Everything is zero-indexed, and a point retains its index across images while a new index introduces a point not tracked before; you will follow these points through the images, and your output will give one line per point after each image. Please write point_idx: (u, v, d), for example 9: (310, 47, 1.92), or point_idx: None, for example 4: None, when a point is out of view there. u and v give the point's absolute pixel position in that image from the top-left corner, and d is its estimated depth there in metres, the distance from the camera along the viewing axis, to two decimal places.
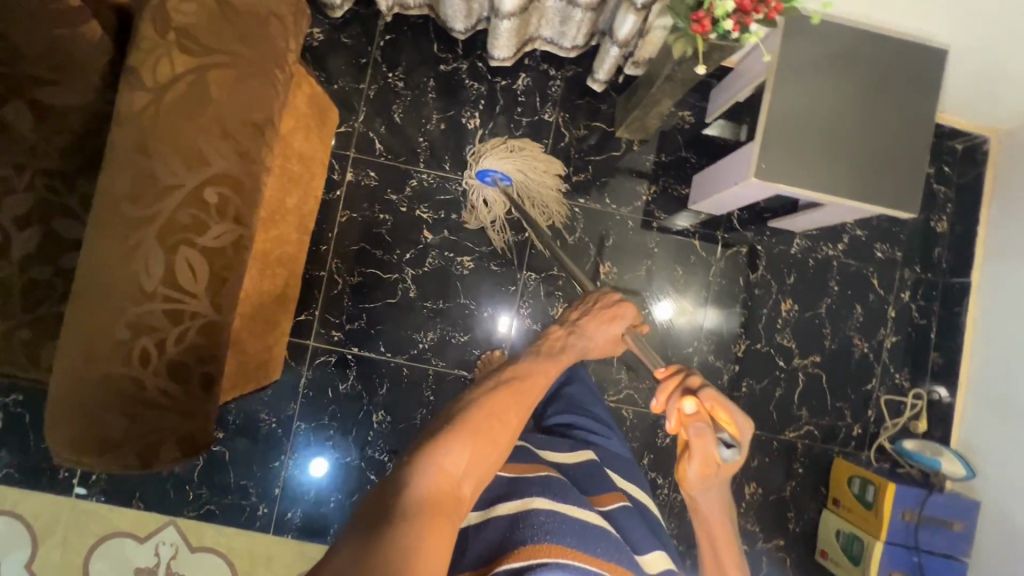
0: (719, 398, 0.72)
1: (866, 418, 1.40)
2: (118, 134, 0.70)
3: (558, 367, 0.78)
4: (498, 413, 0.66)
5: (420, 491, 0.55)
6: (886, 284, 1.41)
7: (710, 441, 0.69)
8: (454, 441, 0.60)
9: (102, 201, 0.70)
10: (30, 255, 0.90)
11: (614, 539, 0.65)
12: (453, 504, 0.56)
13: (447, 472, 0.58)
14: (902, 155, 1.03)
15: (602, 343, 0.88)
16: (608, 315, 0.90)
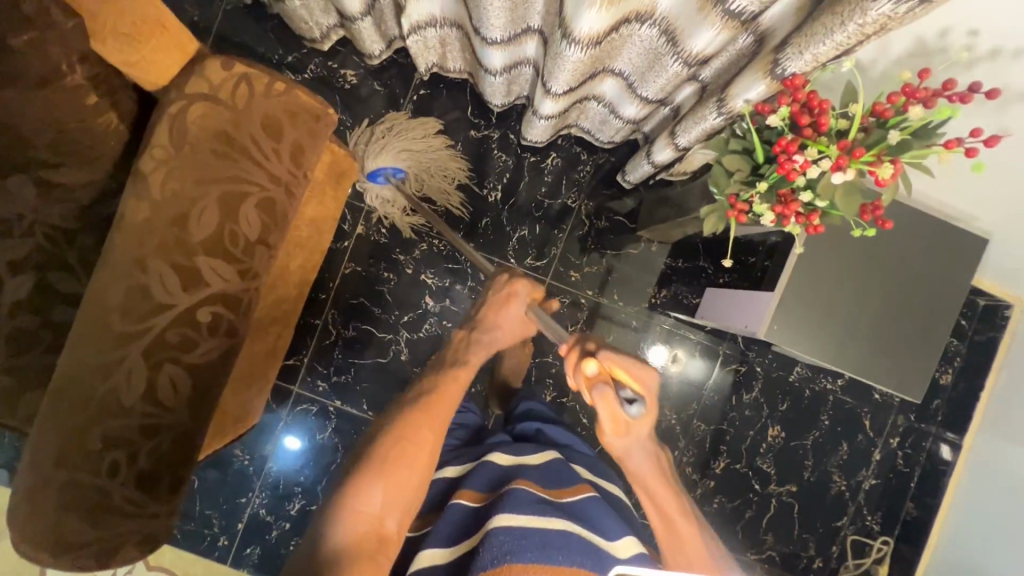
0: (617, 357, 0.70)
1: (829, 552, 1.40)
2: (116, 244, 0.68)
3: (465, 375, 0.79)
4: (409, 435, 0.70)
5: (341, 538, 0.62)
6: (877, 426, 1.39)
7: (614, 402, 0.67)
8: (369, 480, 0.66)
9: (91, 309, 0.68)
10: (19, 302, 0.88)
11: (578, 540, 0.68)
12: (378, 545, 0.63)
13: (365, 513, 0.64)
14: (917, 316, 1.01)
15: (507, 332, 0.86)
16: (502, 298, 0.86)
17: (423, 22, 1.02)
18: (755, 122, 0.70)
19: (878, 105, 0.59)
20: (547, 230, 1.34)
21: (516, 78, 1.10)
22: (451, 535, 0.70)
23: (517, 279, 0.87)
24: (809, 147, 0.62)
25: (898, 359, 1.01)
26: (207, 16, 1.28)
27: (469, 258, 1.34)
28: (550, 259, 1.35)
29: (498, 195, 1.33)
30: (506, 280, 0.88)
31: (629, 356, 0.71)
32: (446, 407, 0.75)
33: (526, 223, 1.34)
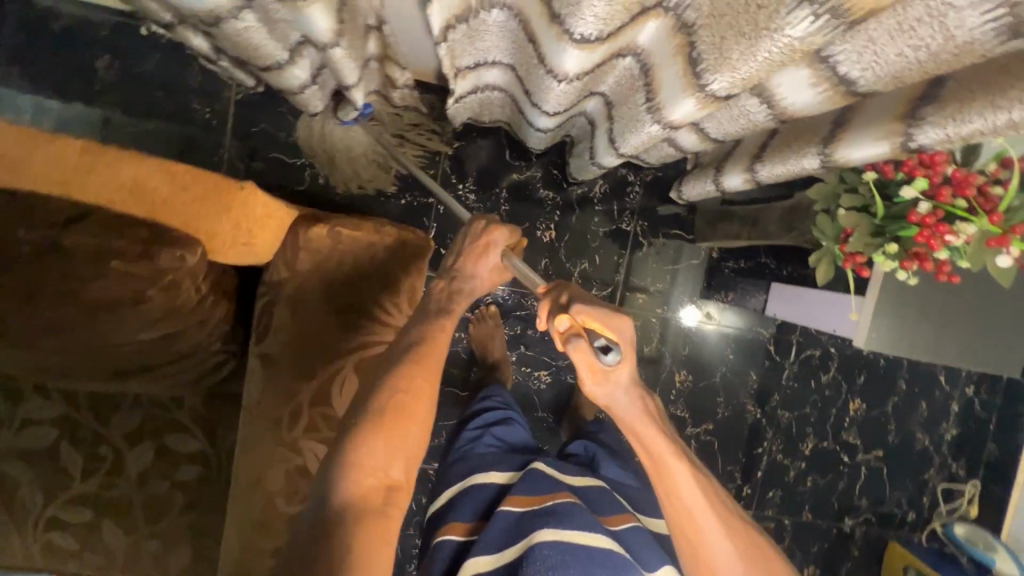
0: (589, 306, 0.59)
1: (920, 503, 1.47)
2: (258, 432, 0.68)
3: (452, 323, 0.67)
4: (398, 392, 0.61)
5: (347, 492, 0.57)
6: (952, 380, 1.43)
7: (591, 357, 0.56)
8: (368, 436, 0.59)
9: (250, 498, 0.69)
10: (145, 470, 0.89)
11: (617, 560, 0.70)
12: (384, 495, 0.58)
13: (365, 467, 0.58)
14: (998, 305, 1.01)
15: (488, 282, 0.70)
16: (480, 249, 0.69)
17: (468, 91, 0.97)
18: (877, 182, 0.70)
19: (1013, 161, 0.60)
20: (607, 258, 1.33)
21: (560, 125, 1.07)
22: (499, 540, 0.74)
23: (495, 226, 0.70)
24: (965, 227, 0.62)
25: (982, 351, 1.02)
26: (218, 110, 1.21)
27: (536, 302, 1.33)
28: (615, 287, 1.33)
29: (553, 235, 1.30)
30: (481, 228, 0.70)
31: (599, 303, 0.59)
32: (437, 353, 0.64)
33: (586, 256, 1.32)
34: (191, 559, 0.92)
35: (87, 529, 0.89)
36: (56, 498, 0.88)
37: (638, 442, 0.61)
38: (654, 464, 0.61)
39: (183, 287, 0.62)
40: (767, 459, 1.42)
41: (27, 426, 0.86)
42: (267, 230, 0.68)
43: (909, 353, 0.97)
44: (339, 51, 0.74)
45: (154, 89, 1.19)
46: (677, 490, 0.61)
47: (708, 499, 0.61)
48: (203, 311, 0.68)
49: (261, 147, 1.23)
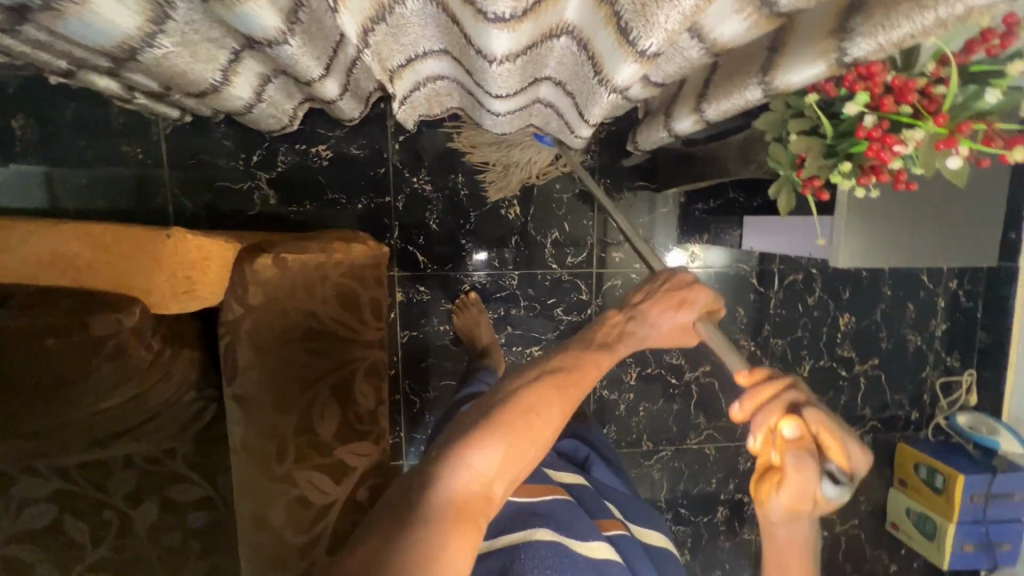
0: (825, 418, 0.47)
1: (921, 402, 1.51)
2: (247, 471, 0.67)
3: (611, 361, 0.59)
4: (540, 402, 0.52)
5: (446, 494, 0.48)
6: (936, 277, 1.45)
7: (813, 477, 0.45)
8: (484, 442, 0.50)
9: (255, 534, 0.69)
10: (153, 526, 0.89)
11: (616, 566, 0.70)
12: (483, 509, 0.49)
13: (475, 476, 0.49)
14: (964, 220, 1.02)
15: (664, 340, 0.62)
16: (676, 298, 0.63)
17: (411, 90, 0.92)
18: (817, 103, 0.68)
19: (953, 56, 0.57)
20: (577, 223, 1.31)
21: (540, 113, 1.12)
22: (492, 533, 0.72)
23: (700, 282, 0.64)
24: (909, 134, 0.60)
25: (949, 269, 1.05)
26: (150, 149, 1.16)
27: (514, 281, 1.32)
28: (589, 250, 1.33)
29: (517, 211, 1.28)
30: (677, 282, 0.65)
31: (835, 415, 0.48)
32: (588, 382, 0.56)
33: (555, 225, 1.30)
34: None
35: None
36: (71, 571, 0.88)
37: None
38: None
39: (129, 348, 0.69)
40: None
41: (24, 507, 0.85)
42: (208, 269, 0.74)
43: (884, 263, 0.99)
44: (288, 48, 0.65)
45: (77, 140, 1.13)
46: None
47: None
48: (162, 365, 0.74)
49: (202, 177, 1.19)
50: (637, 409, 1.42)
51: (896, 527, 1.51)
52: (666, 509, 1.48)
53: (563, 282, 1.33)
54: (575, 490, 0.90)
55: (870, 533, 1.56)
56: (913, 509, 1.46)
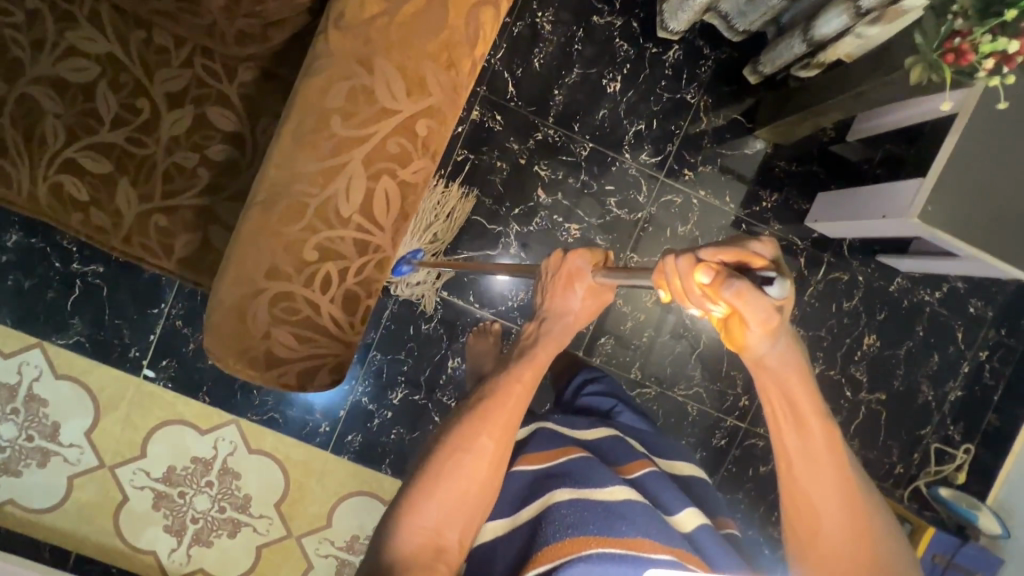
0: (721, 247, 0.54)
1: (911, 459, 1.45)
2: (333, 40, 0.65)
3: (532, 372, 0.73)
4: (461, 443, 0.66)
5: (402, 551, 0.60)
6: (969, 339, 1.42)
7: (753, 294, 0.52)
8: (427, 495, 0.63)
9: (306, 109, 0.65)
10: (177, 137, 0.85)
11: (642, 508, 0.64)
12: (437, 556, 0.61)
13: (425, 526, 0.62)
14: None
15: (582, 313, 0.79)
16: (565, 279, 0.79)
17: None
18: None
19: None
20: (663, 126, 1.33)
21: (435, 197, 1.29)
22: (511, 506, 0.70)
23: (572, 252, 0.79)
24: None
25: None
26: None
27: (584, 151, 1.32)
28: (665, 156, 1.33)
29: (618, 88, 1.30)
30: (560, 261, 0.80)
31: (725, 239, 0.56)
32: (507, 406, 0.69)
33: (643, 118, 1.32)
34: (199, 246, 0.87)
35: (101, 184, 0.84)
36: (76, 142, 0.83)
37: (776, 385, 0.59)
38: (785, 402, 0.59)
39: None
40: None
41: (67, 55, 0.82)
42: None
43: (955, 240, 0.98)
44: None
45: None
46: (809, 433, 0.59)
47: (825, 433, 0.59)
48: None
49: None
50: (641, 333, 1.37)
51: None
52: None
53: (627, 175, 1.33)
54: (592, 444, 0.82)
55: None
56: None
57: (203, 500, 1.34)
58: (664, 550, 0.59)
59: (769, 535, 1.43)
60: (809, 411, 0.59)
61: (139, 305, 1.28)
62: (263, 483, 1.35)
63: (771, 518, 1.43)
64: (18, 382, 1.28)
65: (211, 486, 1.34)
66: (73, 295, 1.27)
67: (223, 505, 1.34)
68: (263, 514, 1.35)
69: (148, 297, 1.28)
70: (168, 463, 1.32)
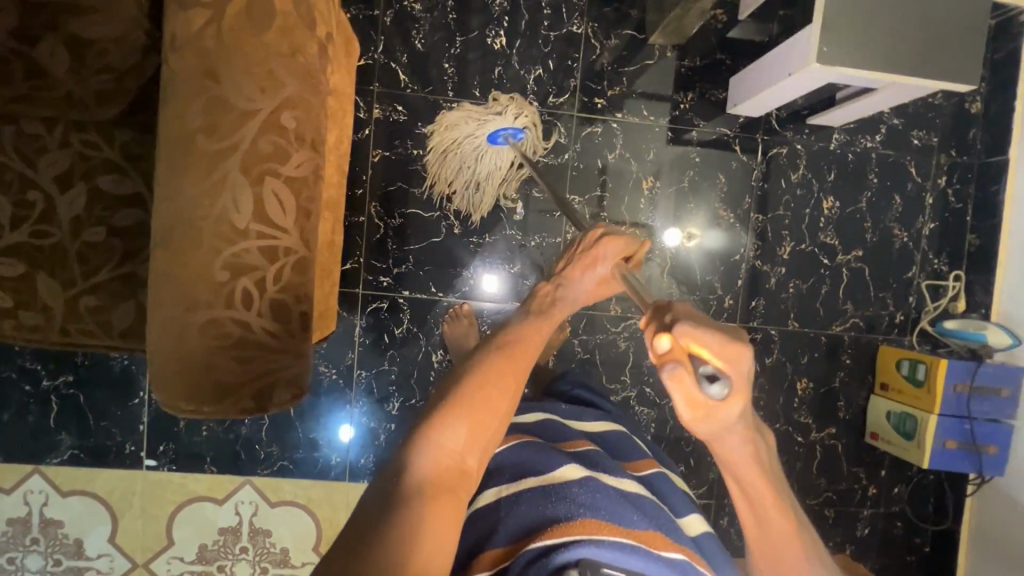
0: (696, 329, 0.48)
1: (907, 304, 1.44)
2: (175, 63, 0.65)
3: (548, 327, 0.69)
4: (494, 374, 0.60)
5: (422, 471, 0.53)
6: (924, 171, 1.42)
7: (689, 385, 0.46)
8: (454, 423, 0.56)
9: (172, 137, 0.65)
10: (79, 217, 0.85)
11: (651, 504, 0.66)
12: (460, 481, 0.55)
13: (449, 450, 0.55)
14: (945, 29, 0.99)
15: (588, 296, 0.77)
16: (588, 259, 0.77)
17: None
18: None
19: None
20: (560, 64, 1.32)
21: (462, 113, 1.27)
22: (515, 475, 0.67)
23: (608, 237, 0.77)
24: None
25: (926, 54, 0.99)
26: None
27: None
28: (571, 93, 1.33)
29: (503, 42, 1.31)
30: (595, 240, 0.78)
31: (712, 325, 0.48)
32: (530, 351, 0.64)
33: (539, 62, 1.32)
34: (136, 314, 0.88)
35: (20, 284, 0.84)
36: None
37: (739, 477, 0.56)
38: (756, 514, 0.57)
39: None
40: (745, 267, 1.40)
41: None
42: None
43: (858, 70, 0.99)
44: None
45: None
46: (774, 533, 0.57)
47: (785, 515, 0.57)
48: None
49: None
50: None
51: (875, 436, 1.41)
52: (631, 386, 1.39)
53: (542, 122, 1.33)
54: (599, 436, 0.86)
55: (849, 446, 1.45)
56: (893, 412, 1.36)
57: (243, 567, 1.33)
58: (675, 548, 0.61)
59: (795, 421, 1.44)
60: (775, 511, 0.57)
61: (118, 400, 1.28)
62: (296, 532, 1.34)
63: (792, 405, 1.43)
64: (28, 512, 1.28)
65: (247, 551, 1.33)
66: (52, 412, 1.27)
67: (265, 565, 1.34)
68: (305, 561, 1.35)
69: (124, 390, 1.28)
70: (197, 542, 1.32)
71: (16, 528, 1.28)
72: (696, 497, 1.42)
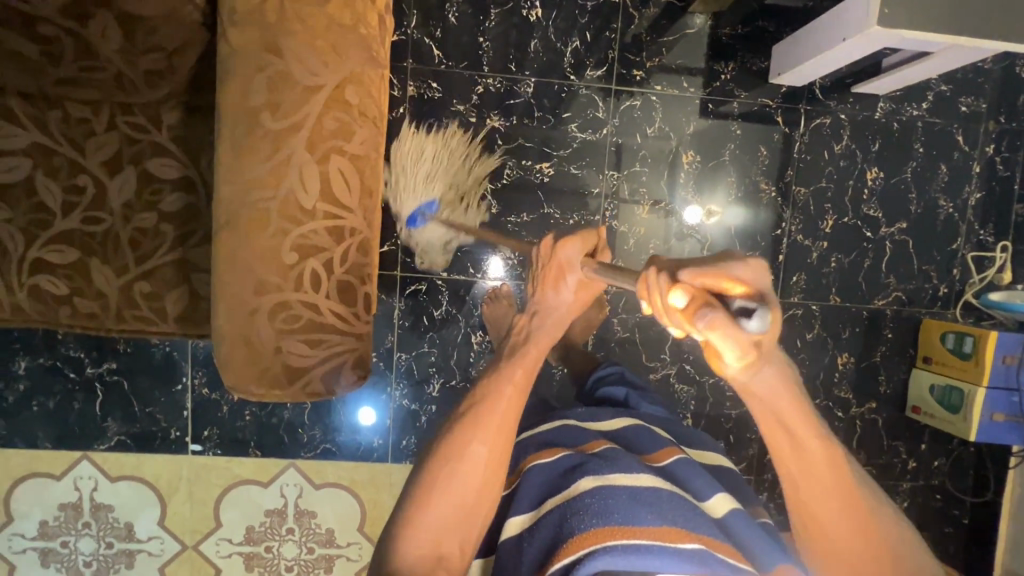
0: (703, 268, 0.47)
1: (952, 276, 1.41)
2: (233, 38, 0.62)
3: (521, 375, 0.70)
4: (457, 457, 0.66)
5: (401, 565, 0.63)
6: (971, 139, 1.38)
7: (730, 328, 0.45)
8: (423, 509, 0.65)
9: (233, 115, 0.63)
10: (130, 202, 0.84)
11: (667, 494, 0.63)
12: (439, 563, 0.64)
13: (423, 537, 0.64)
14: None
15: (574, 304, 0.73)
16: (555, 273, 0.71)
17: None
18: None
19: None
20: (598, 35, 1.29)
21: (547, 105, 1.29)
22: (536, 502, 0.68)
23: (563, 240, 0.71)
24: None
25: (993, 13, 0.95)
26: None
27: (529, 89, 1.28)
28: (609, 66, 1.30)
29: (539, 14, 1.27)
30: (550, 249, 0.71)
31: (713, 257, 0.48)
32: (500, 418, 0.68)
33: (576, 34, 1.28)
34: (190, 300, 0.87)
35: (75, 272, 0.83)
36: (38, 240, 0.82)
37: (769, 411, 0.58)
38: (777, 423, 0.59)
39: None
40: (786, 242, 1.37)
41: None
42: None
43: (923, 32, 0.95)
44: None
45: None
46: (813, 460, 0.59)
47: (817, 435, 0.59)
48: None
49: None
50: (647, 246, 1.34)
51: (918, 411, 1.40)
52: (671, 364, 1.38)
53: (580, 97, 1.30)
54: (615, 434, 0.82)
55: (890, 420, 1.45)
56: (938, 385, 1.35)
57: (290, 548, 1.35)
58: (692, 537, 0.58)
59: (836, 396, 1.43)
60: (806, 437, 0.59)
61: (161, 387, 1.29)
62: (340, 513, 1.36)
63: (833, 379, 1.42)
64: (79, 497, 1.30)
65: (293, 532, 1.35)
66: (98, 399, 1.28)
67: (311, 545, 1.36)
68: (350, 541, 1.36)
69: (167, 377, 1.29)
70: (244, 524, 1.34)
71: (68, 512, 1.30)
72: None
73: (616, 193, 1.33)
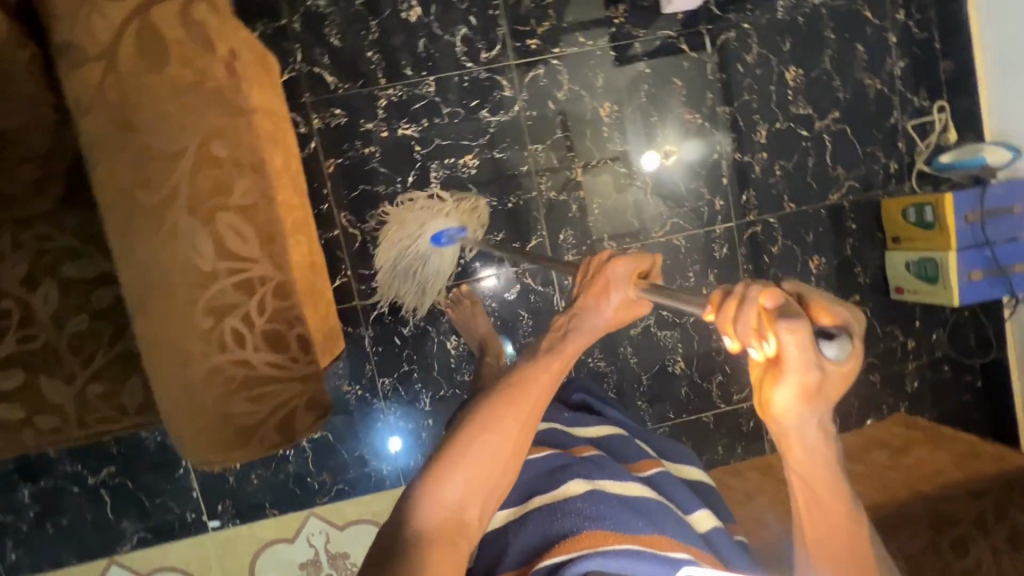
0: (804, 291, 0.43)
1: (898, 151, 1.40)
2: (87, 126, 0.63)
3: (561, 364, 0.58)
4: (494, 428, 0.54)
5: (421, 525, 0.51)
6: (879, 11, 1.36)
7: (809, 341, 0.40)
8: (452, 470, 0.53)
9: (110, 202, 0.64)
10: (57, 312, 0.83)
11: (656, 506, 0.65)
12: (460, 529, 0.52)
13: (445, 503, 0.52)
14: None
15: (612, 322, 0.62)
16: (599, 287, 0.62)
17: None
18: None
19: None
20: (483, 16, 1.27)
21: (454, 99, 1.28)
22: (522, 497, 0.67)
23: (614, 257, 0.63)
24: None
25: None
26: None
27: (431, 88, 1.28)
28: (502, 43, 1.28)
29: (419, 12, 1.26)
30: (601, 262, 0.64)
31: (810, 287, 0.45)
32: (541, 396, 0.57)
33: (461, 21, 1.27)
34: (144, 389, 0.89)
35: (25, 395, 0.83)
36: None
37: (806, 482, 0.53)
38: (807, 492, 0.54)
39: None
40: (726, 164, 1.36)
41: None
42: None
43: None
44: None
45: None
46: (833, 522, 0.55)
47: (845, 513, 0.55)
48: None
49: None
50: (591, 207, 1.34)
51: (901, 291, 1.39)
52: (648, 314, 1.37)
53: (482, 81, 1.29)
54: (602, 441, 0.83)
55: (878, 307, 1.44)
56: (912, 262, 1.34)
57: None
58: (681, 548, 0.60)
59: None
60: (836, 508, 0.54)
61: (164, 475, 1.30)
62: None
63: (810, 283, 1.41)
64: None
65: None
66: (107, 504, 1.29)
67: None
68: None
69: (167, 464, 1.30)
70: None
71: None
72: (742, 401, 1.43)
73: (546, 164, 1.32)
